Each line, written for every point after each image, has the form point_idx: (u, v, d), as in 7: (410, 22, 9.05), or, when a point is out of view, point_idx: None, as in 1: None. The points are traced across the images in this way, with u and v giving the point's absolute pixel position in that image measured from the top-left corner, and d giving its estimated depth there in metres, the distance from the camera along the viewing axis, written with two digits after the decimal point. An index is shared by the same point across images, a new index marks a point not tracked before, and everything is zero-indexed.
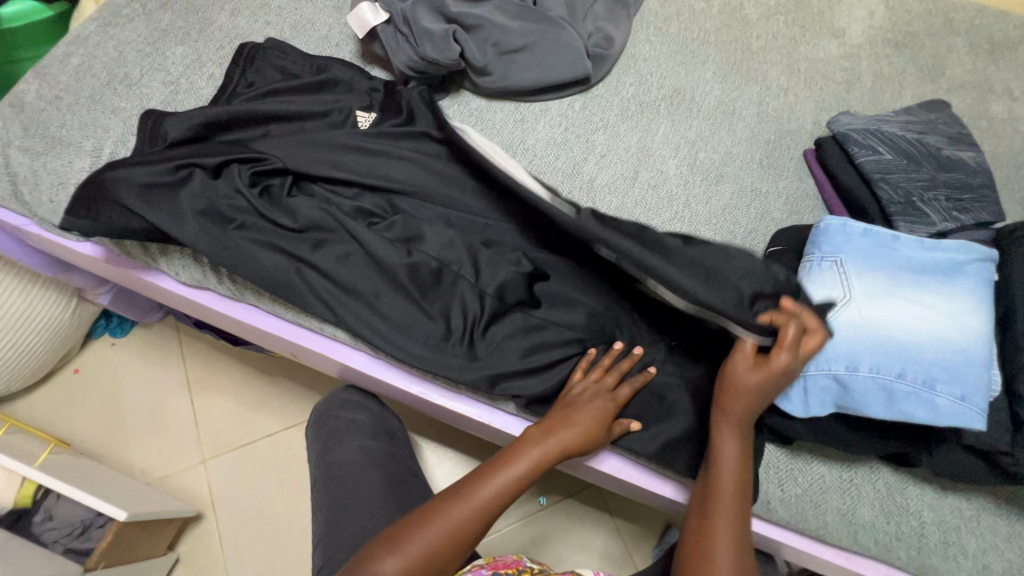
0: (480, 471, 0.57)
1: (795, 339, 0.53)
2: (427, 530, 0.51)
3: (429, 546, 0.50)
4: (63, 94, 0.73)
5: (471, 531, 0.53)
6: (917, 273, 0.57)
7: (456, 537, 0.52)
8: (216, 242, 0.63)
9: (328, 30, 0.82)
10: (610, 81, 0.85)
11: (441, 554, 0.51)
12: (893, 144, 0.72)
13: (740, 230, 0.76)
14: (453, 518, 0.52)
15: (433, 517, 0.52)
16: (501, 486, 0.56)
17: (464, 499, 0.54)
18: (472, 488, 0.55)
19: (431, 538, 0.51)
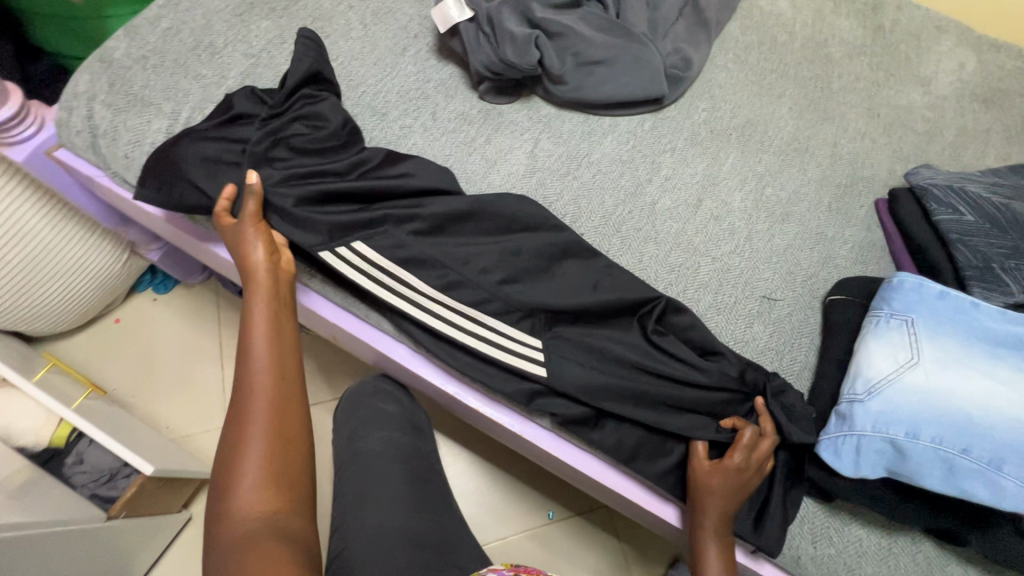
0: (229, 428, 0.51)
1: (750, 443, 0.59)
2: (243, 480, 0.47)
3: (265, 466, 0.48)
4: (150, 55, 0.75)
5: (290, 428, 0.52)
6: (991, 345, 0.55)
7: (276, 446, 0.50)
8: (277, 221, 0.63)
9: (408, 21, 0.83)
10: (683, 104, 0.84)
11: (274, 458, 0.49)
12: (977, 207, 0.69)
13: (801, 273, 0.73)
14: (261, 441, 0.49)
15: (238, 461, 0.48)
16: (271, 333, 0.56)
17: (255, 427, 0.50)
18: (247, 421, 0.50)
19: (257, 473, 0.48)
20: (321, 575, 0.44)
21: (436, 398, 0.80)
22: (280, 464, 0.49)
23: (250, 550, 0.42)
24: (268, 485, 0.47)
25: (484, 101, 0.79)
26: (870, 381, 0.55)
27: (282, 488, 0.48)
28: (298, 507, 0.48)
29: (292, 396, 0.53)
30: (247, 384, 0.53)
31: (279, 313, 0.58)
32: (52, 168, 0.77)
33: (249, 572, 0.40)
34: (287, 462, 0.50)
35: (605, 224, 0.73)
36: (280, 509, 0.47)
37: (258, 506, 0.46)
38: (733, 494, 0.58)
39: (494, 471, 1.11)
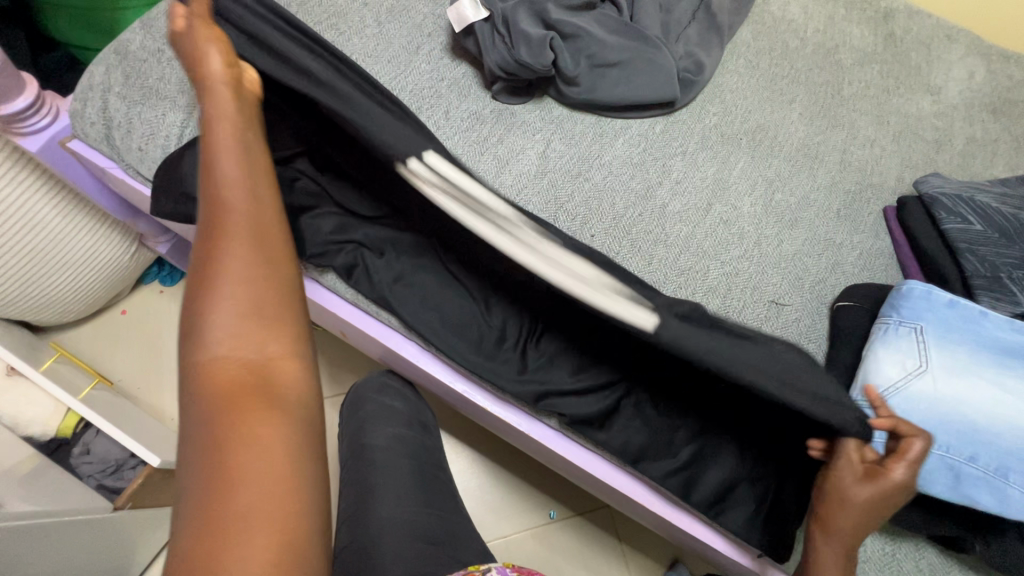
0: (197, 261, 0.40)
1: (904, 465, 0.47)
2: (214, 320, 0.38)
3: (244, 300, 0.39)
4: (166, 48, 0.75)
5: (272, 261, 0.41)
6: (999, 354, 0.55)
7: (257, 281, 0.40)
8: None
9: (422, 20, 0.83)
10: (694, 108, 0.84)
11: (253, 298, 0.39)
12: (986, 217, 0.69)
13: (809, 279, 0.74)
14: (235, 273, 0.39)
15: (210, 300, 0.39)
16: (241, 161, 0.45)
17: (227, 251, 0.40)
18: (220, 248, 0.40)
19: (229, 317, 0.38)
20: (313, 443, 0.37)
21: (443, 396, 0.81)
22: (261, 305, 0.39)
23: (235, 410, 0.35)
24: (247, 327, 0.38)
25: (496, 101, 0.79)
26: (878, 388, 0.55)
27: (269, 330, 0.39)
28: (291, 359, 0.39)
29: (271, 228, 0.43)
30: (212, 212, 0.42)
31: (243, 136, 0.47)
32: (65, 159, 0.78)
33: (232, 430, 0.34)
34: (275, 302, 0.40)
35: (616, 226, 0.74)
36: (268, 361, 0.38)
37: (237, 353, 0.38)
38: (866, 518, 0.48)
39: (497, 470, 1.12)
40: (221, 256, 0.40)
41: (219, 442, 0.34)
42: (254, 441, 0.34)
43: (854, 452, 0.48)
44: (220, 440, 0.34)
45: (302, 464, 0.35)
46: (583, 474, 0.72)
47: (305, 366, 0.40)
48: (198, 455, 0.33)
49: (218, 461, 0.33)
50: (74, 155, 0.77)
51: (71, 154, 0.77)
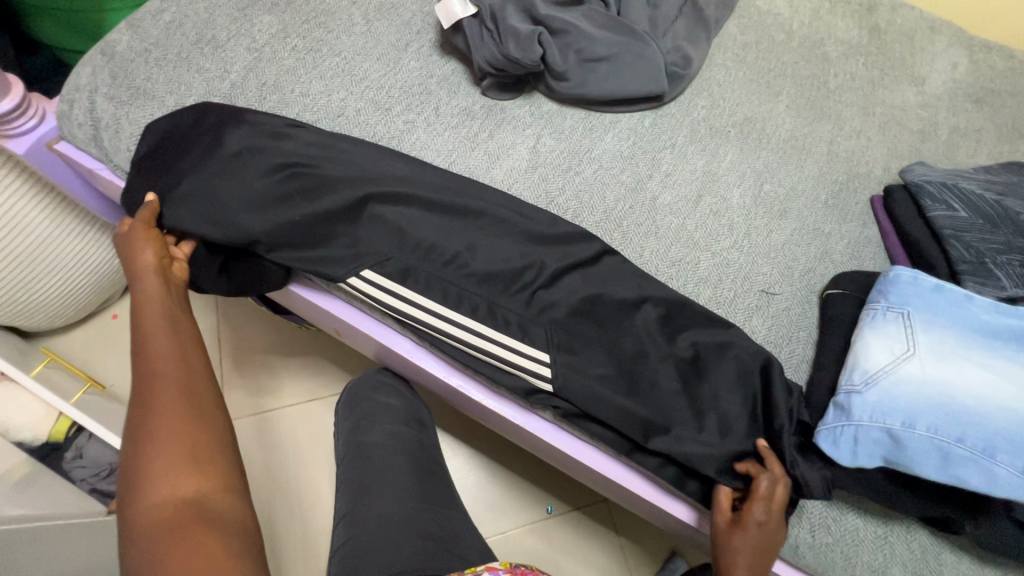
0: (132, 429, 0.48)
1: (767, 492, 0.57)
2: (150, 473, 0.44)
3: (179, 449, 0.46)
4: (153, 48, 0.75)
5: (201, 411, 0.50)
6: (985, 337, 0.56)
7: (190, 432, 0.48)
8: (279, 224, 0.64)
9: (410, 17, 0.83)
10: (683, 101, 0.85)
11: (188, 446, 0.47)
12: (970, 204, 0.71)
13: (799, 268, 0.75)
14: (167, 426, 0.47)
15: (145, 454, 0.45)
16: (172, 338, 0.55)
17: (159, 413, 0.48)
18: (155, 411, 0.48)
19: (162, 466, 0.45)
20: (251, 551, 0.42)
21: (440, 393, 0.81)
22: (194, 448, 0.47)
23: (178, 542, 0.40)
24: (185, 464, 0.45)
25: (486, 97, 0.80)
26: (867, 372, 0.56)
27: (198, 467, 0.46)
28: (222, 489, 0.46)
29: (197, 378, 0.53)
30: (149, 384, 0.51)
31: (175, 315, 0.57)
32: (53, 161, 0.77)
33: (176, 558, 0.39)
34: (204, 445, 0.48)
35: (606, 220, 0.74)
36: (201, 495, 0.44)
37: (171, 493, 0.43)
38: (756, 549, 0.55)
39: (493, 466, 1.12)
40: (156, 409, 0.48)
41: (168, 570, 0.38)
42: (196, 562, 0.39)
43: (723, 498, 0.59)
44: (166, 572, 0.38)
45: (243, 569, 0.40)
46: (577, 466, 0.72)
47: (236, 494, 0.47)
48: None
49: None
50: (61, 157, 0.76)
51: (58, 156, 0.76)
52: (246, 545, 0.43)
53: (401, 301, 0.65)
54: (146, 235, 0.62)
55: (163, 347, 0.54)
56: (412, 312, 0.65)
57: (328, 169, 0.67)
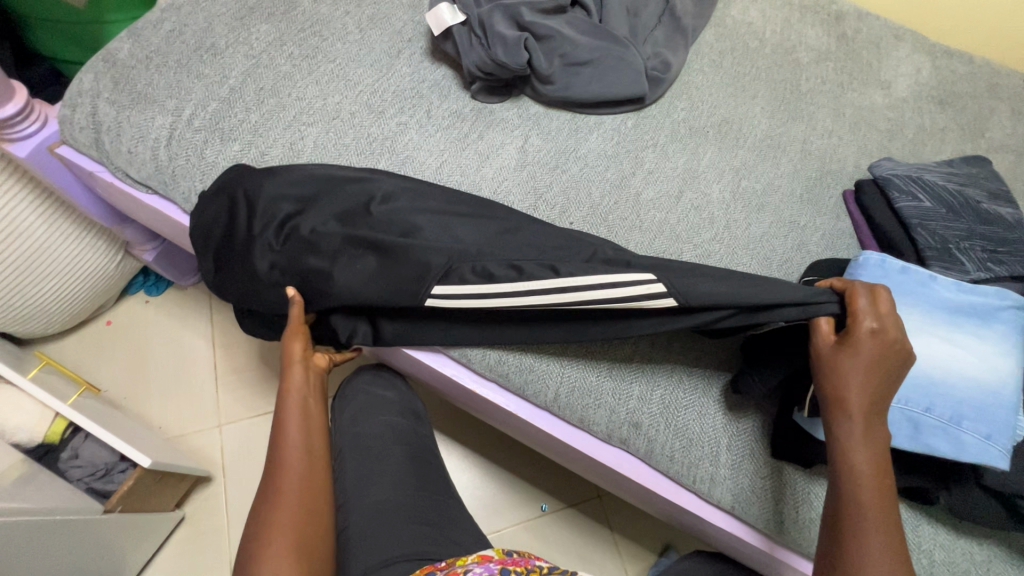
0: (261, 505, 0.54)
1: (869, 306, 0.53)
2: (272, 548, 0.50)
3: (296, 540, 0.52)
4: (153, 55, 0.77)
5: (316, 505, 0.56)
6: (950, 312, 0.59)
7: (310, 526, 0.54)
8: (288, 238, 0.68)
9: (402, 26, 0.87)
10: (664, 104, 0.89)
11: (302, 537, 0.52)
12: (934, 194, 0.75)
13: (777, 258, 0.78)
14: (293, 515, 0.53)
15: (270, 535, 0.51)
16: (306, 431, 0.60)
17: (287, 496, 0.54)
18: (285, 494, 0.54)
19: (278, 547, 0.50)
20: None
21: (435, 386, 0.83)
22: (309, 541, 0.53)
23: None
24: (294, 554, 0.51)
25: (475, 101, 0.83)
26: None
27: (310, 555, 0.52)
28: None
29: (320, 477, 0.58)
30: (282, 468, 0.56)
31: (314, 413, 0.63)
32: (53, 164, 0.79)
33: None
34: (315, 540, 0.53)
35: (592, 215, 0.77)
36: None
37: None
38: (870, 370, 0.51)
39: (487, 465, 1.13)
40: (282, 500, 0.54)
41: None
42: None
43: (824, 325, 0.54)
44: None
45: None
46: (568, 451, 0.74)
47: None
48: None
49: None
50: (62, 160, 0.79)
51: (59, 159, 0.79)
52: None
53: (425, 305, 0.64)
54: (302, 337, 0.65)
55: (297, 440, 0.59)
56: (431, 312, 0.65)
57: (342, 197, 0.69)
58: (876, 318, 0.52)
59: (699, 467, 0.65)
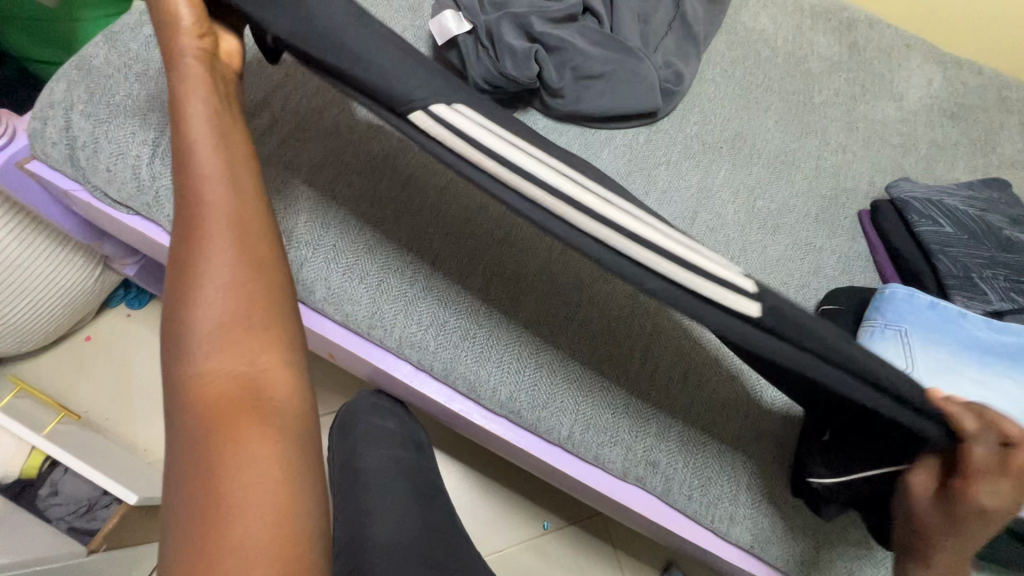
0: (176, 262, 0.41)
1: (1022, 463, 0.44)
2: (201, 341, 0.39)
3: (221, 322, 0.40)
4: (132, 62, 0.71)
5: (258, 272, 0.42)
6: (980, 353, 0.58)
7: (244, 318, 0.40)
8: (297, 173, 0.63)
9: (402, 32, 0.82)
10: (675, 117, 0.86)
11: (240, 331, 0.40)
12: (955, 219, 0.73)
13: (793, 283, 0.76)
14: (216, 303, 0.40)
15: (189, 333, 0.40)
16: (206, 125, 0.45)
17: (205, 253, 0.41)
18: (203, 257, 0.41)
19: (211, 345, 0.39)
20: (311, 461, 0.38)
21: (438, 416, 0.79)
22: (247, 322, 0.40)
23: (233, 433, 0.37)
24: (228, 339, 0.40)
25: None
26: None
27: (257, 338, 0.40)
28: (279, 369, 0.41)
29: (253, 232, 0.43)
30: (196, 218, 0.42)
31: (222, 110, 0.46)
32: (24, 180, 0.73)
33: (230, 459, 0.35)
34: (256, 329, 0.41)
35: None
36: (256, 372, 0.40)
37: (222, 368, 0.39)
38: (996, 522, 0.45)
39: (490, 483, 1.10)
40: (197, 239, 0.41)
41: (236, 459, 0.35)
42: (249, 453, 0.36)
43: (976, 468, 0.44)
44: (225, 455, 0.36)
45: (299, 479, 0.37)
46: (582, 486, 0.71)
47: (294, 373, 0.41)
48: (211, 460, 0.35)
49: (226, 483, 0.35)
50: (33, 177, 0.73)
51: (30, 176, 0.73)
52: (306, 462, 0.38)
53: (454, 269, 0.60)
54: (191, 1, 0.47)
55: (211, 122, 0.45)
56: None
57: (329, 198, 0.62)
58: None
59: (716, 507, 0.64)
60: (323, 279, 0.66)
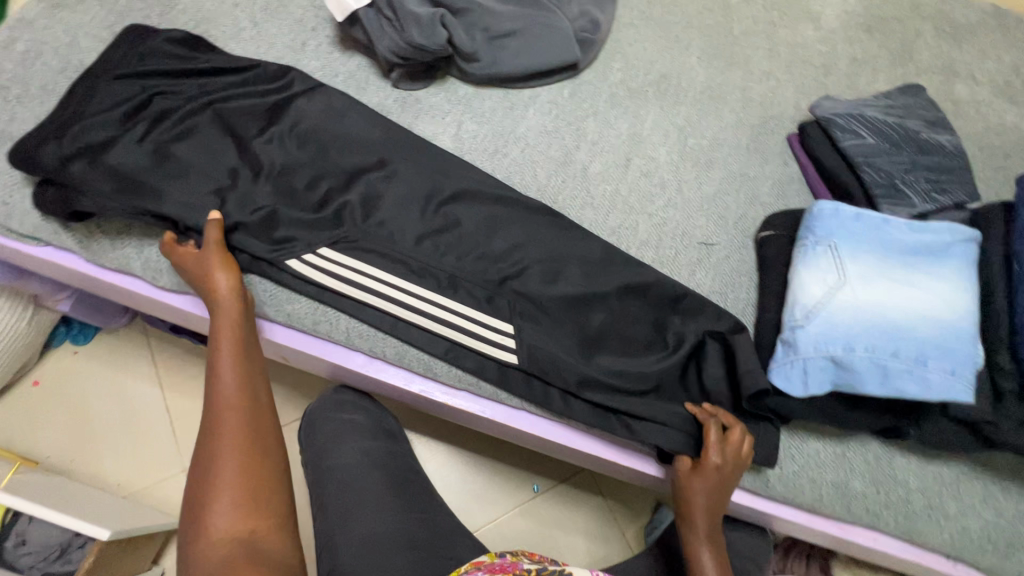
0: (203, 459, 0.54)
1: (719, 440, 0.61)
2: (214, 504, 0.50)
3: (237, 499, 0.51)
4: (11, 84, 0.67)
5: (262, 449, 0.55)
6: (906, 253, 0.59)
7: (244, 490, 0.51)
8: (210, 194, 0.64)
9: (302, 14, 0.78)
10: (597, 67, 0.84)
11: (244, 511, 0.50)
12: (876, 130, 0.75)
13: (731, 215, 0.77)
14: (228, 484, 0.51)
15: (212, 498, 0.50)
16: (235, 337, 0.59)
17: (221, 444, 0.53)
18: (215, 447, 0.53)
19: (227, 507, 0.50)
20: None
21: (405, 401, 0.78)
22: (249, 492, 0.52)
23: None
24: (240, 505, 0.50)
25: (398, 89, 0.77)
26: (806, 306, 0.60)
27: (254, 511, 0.51)
28: (272, 532, 0.51)
29: (260, 425, 0.56)
30: (217, 414, 0.55)
31: (244, 339, 0.59)
32: None
33: None
34: (259, 498, 0.52)
35: (542, 197, 0.73)
36: (254, 536, 0.50)
37: (229, 533, 0.49)
38: (714, 487, 0.61)
39: (476, 458, 1.11)
40: (216, 437, 0.54)
41: None
42: None
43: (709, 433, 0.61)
44: None
45: None
46: (551, 444, 0.71)
47: (282, 536, 0.51)
48: None
49: None
50: None
51: None
52: None
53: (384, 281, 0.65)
54: (218, 252, 0.61)
55: (233, 344, 0.58)
56: (381, 277, 0.65)
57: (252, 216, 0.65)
58: (745, 450, 0.61)
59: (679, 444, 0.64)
60: (258, 282, 0.65)
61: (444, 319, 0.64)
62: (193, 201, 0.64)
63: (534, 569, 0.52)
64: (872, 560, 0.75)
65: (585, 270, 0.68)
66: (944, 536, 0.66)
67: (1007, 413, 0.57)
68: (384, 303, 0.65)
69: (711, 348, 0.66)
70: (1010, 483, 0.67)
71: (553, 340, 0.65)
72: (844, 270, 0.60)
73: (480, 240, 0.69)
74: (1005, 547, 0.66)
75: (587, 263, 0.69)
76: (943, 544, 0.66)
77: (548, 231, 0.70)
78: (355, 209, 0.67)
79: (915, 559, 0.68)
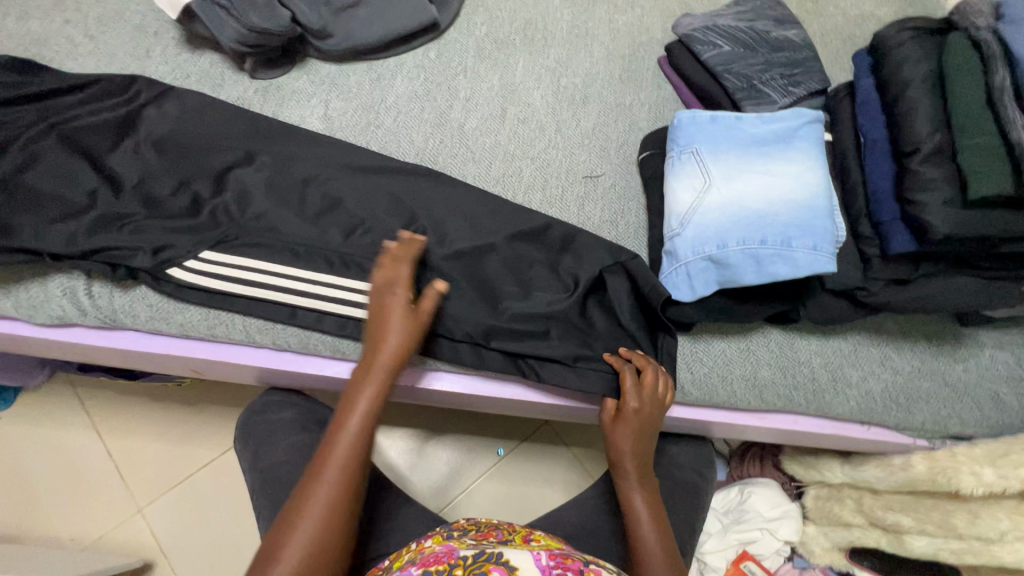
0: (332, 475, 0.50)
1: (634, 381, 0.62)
2: (283, 546, 0.46)
3: (321, 519, 0.48)
4: None
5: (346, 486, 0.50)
6: (761, 146, 0.62)
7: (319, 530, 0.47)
8: (68, 214, 0.61)
9: (141, 20, 0.75)
10: (460, 23, 0.84)
11: (326, 532, 0.47)
12: (730, 36, 0.77)
13: (613, 145, 0.78)
14: (298, 527, 0.47)
15: (279, 543, 0.46)
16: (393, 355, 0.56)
17: (315, 477, 0.50)
18: (317, 477, 0.49)
19: (292, 550, 0.46)
20: None
21: (334, 390, 0.78)
22: (325, 533, 0.47)
23: None
24: (314, 547, 0.46)
25: (257, 80, 0.75)
26: (681, 214, 0.62)
27: (324, 550, 0.47)
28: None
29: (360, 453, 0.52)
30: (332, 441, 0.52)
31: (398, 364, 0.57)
32: None
33: None
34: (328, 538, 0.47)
35: (422, 161, 0.74)
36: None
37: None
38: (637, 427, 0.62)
39: (436, 435, 1.12)
40: (329, 460, 0.50)
41: None
42: None
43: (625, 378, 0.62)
44: None
45: None
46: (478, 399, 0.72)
47: None
48: None
49: None
50: None
51: None
52: None
53: (272, 274, 0.63)
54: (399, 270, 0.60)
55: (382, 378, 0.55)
56: (265, 269, 0.63)
57: (118, 230, 0.62)
58: (661, 391, 0.62)
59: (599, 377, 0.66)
60: (140, 298, 0.63)
61: (338, 298, 0.63)
62: (50, 226, 0.60)
63: (473, 553, 0.49)
64: (802, 442, 0.80)
65: (476, 222, 0.69)
66: (851, 404, 0.70)
67: (876, 275, 0.60)
68: (277, 295, 0.63)
69: (610, 277, 0.67)
70: (901, 343, 0.71)
71: (457, 296, 0.65)
72: (709, 173, 0.62)
73: (366, 213, 0.67)
74: (907, 402, 0.70)
75: (476, 216, 0.69)
76: (851, 411, 0.70)
77: (433, 192, 0.70)
78: (230, 206, 0.66)
79: (831, 431, 0.73)
